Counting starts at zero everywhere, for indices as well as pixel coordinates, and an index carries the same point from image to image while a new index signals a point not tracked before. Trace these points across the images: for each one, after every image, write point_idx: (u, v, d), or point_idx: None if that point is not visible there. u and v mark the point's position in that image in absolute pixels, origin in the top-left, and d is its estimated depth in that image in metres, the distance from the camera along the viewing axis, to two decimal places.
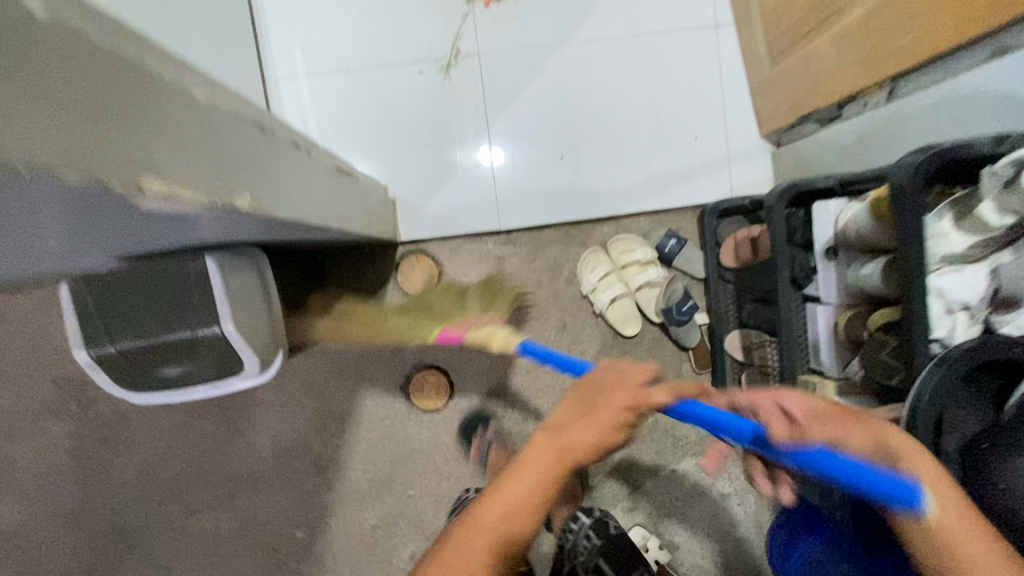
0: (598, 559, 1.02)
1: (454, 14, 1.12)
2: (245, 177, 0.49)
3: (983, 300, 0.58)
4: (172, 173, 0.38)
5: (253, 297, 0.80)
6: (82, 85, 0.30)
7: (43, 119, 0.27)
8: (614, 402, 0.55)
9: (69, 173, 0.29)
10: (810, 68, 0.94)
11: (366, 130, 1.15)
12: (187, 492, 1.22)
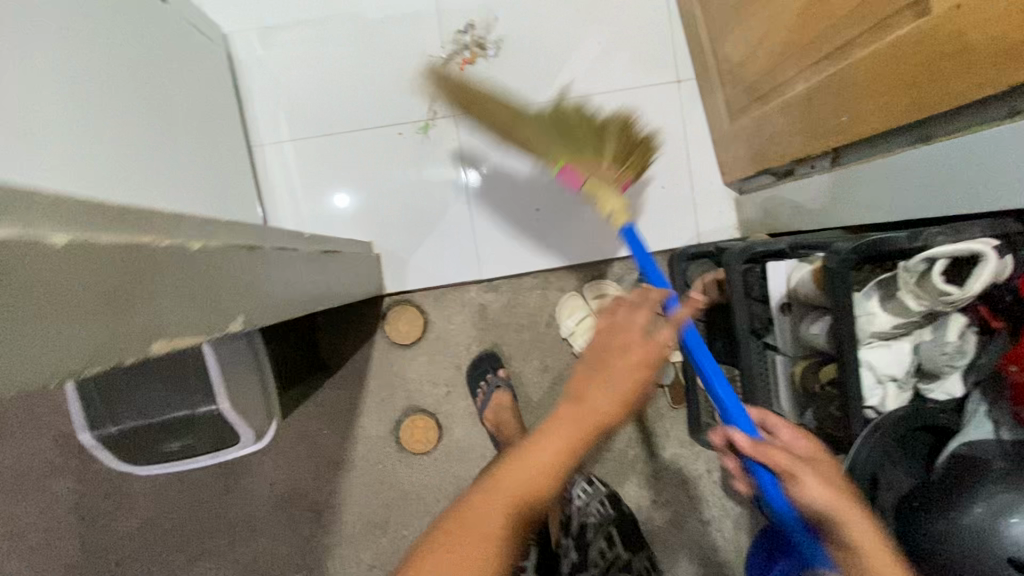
0: (611, 528, 1.15)
1: (429, 77, 1.18)
2: (241, 300, 0.55)
3: (908, 373, 0.66)
4: (176, 328, 0.44)
5: (247, 374, 0.85)
6: (97, 290, 0.36)
7: (67, 333, 0.34)
8: (627, 362, 0.63)
9: (90, 365, 0.36)
10: (763, 130, 1.00)
11: (346, 166, 1.19)
12: (188, 542, 1.25)
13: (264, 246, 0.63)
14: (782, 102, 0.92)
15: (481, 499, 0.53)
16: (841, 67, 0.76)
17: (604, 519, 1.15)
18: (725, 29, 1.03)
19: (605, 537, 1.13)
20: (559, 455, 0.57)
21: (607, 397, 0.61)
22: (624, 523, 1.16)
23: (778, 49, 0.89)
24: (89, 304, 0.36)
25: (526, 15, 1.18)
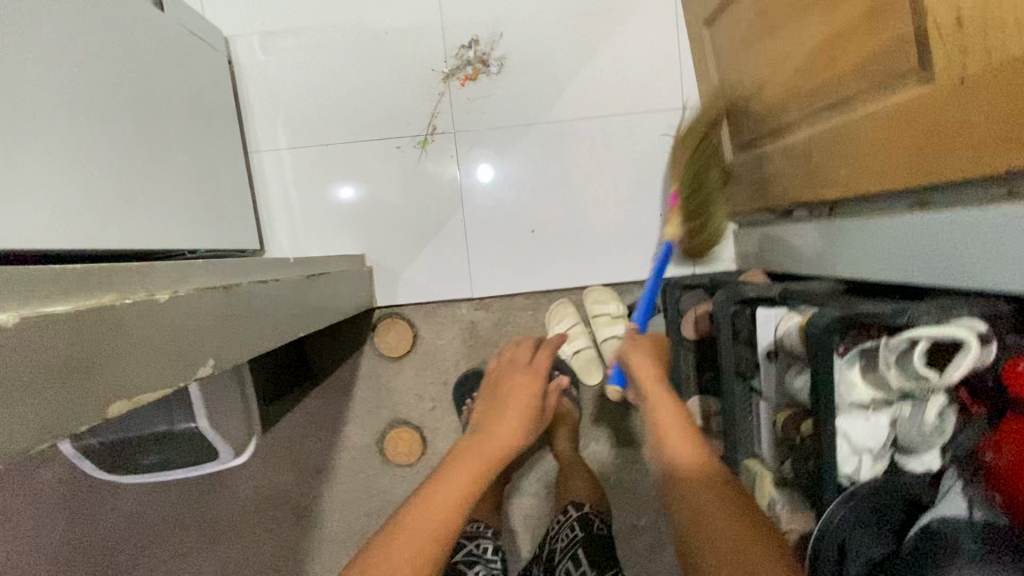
0: (577, 548, 0.94)
1: (431, 92, 1.17)
2: (213, 344, 0.55)
3: (884, 446, 0.65)
4: (136, 387, 0.43)
5: (231, 396, 0.84)
6: (49, 364, 0.36)
7: (13, 408, 0.33)
8: (518, 397, 0.78)
9: (40, 442, 0.35)
10: (764, 170, 0.98)
11: (347, 185, 1.19)
12: (172, 537, 1.28)
13: (244, 283, 0.63)
14: (782, 144, 0.90)
15: (401, 525, 0.59)
16: (843, 122, 0.75)
17: (573, 541, 0.96)
18: (733, 62, 1.01)
19: (573, 560, 0.93)
20: (467, 481, 0.64)
21: (504, 424, 0.73)
22: (591, 542, 0.95)
23: (781, 92, 0.88)
24: (39, 381, 0.35)
25: (532, 34, 1.17)
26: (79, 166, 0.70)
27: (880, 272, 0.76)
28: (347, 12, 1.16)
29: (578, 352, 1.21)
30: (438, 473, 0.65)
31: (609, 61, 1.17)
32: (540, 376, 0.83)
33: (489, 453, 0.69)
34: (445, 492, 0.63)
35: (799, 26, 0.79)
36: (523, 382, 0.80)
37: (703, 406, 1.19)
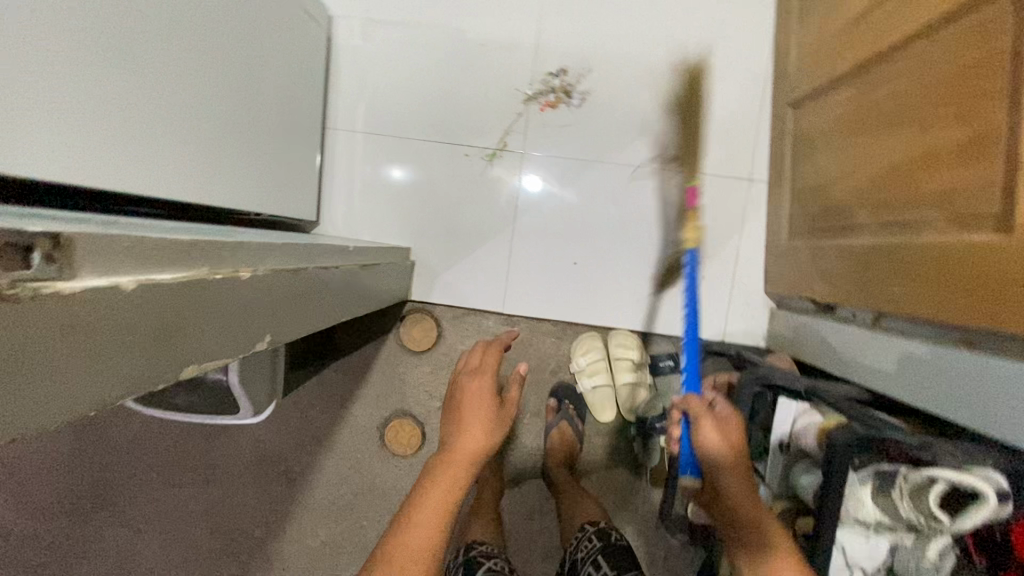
0: (597, 554, 0.95)
1: (511, 110, 1.20)
2: (272, 321, 0.58)
3: (879, 570, 0.65)
4: (207, 355, 0.47)
5: (262, 367, 0.88)
6: (148, 328, 0.39)
7: (112, 363, 0.37)
8: (470, 405, 0.80)
9: (125, 395, 0.38)
10: (817, 264, 0.99)
11: (410, 179, 1.23)
12: (169, 468, 1.34)
13: (310, 268, 0.66)
14: (841, 243, 0.91)
15: (401, 536, 0.67)
16: (909, 243, 0.76)
17: (591, 549, 0.97)
18: (810, 151, 1.02)
19: (593, 565, 0.94)
20: (442, 499, 0.70)
21: (463, 431, 0.76)
22: (611, 548, 0.96)
23: (854, 194, 0.89)
24: (137, 341, 0.38)
25: (618, 77, 1.19)
26: (186, 122, 0.75)
27: (911, 395, 0.77)
28: (449, 17, 1.20)
29: (594, 388, 1.23)
30: (416, 495, 0.71)
31: (687, 118, 1.19)
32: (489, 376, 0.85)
33: (455, 463, 0.73)
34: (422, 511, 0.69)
35: (888, 138, 0.80)
36: (474, 388, 0.83)
37: None
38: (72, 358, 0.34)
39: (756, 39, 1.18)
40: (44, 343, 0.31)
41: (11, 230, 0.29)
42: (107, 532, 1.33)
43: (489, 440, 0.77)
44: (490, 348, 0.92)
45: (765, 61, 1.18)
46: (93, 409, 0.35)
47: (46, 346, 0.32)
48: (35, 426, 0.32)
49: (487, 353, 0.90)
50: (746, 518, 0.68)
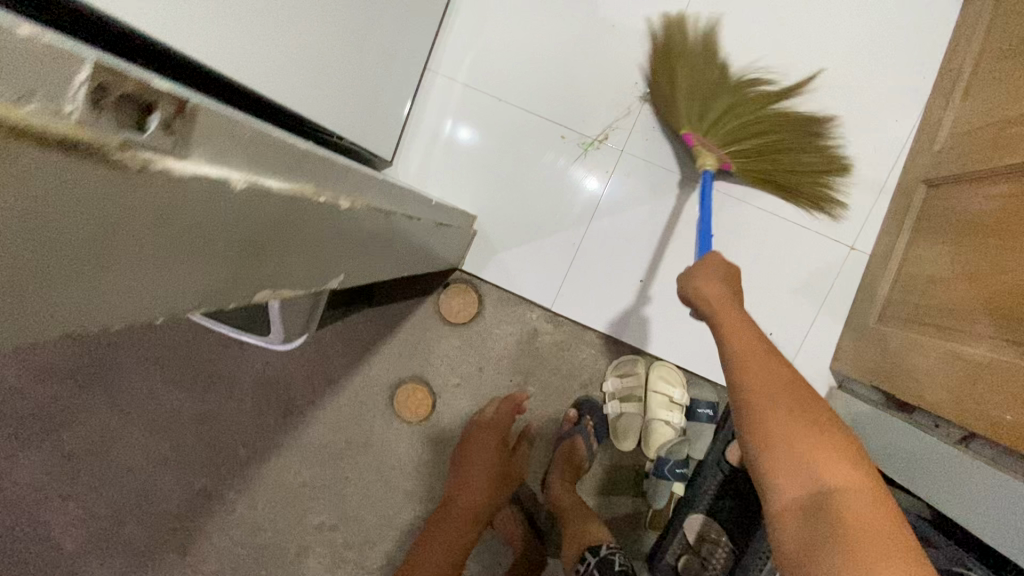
0: None
1: (622, 104, 1.12)
2: (344, 261, 0.52)
3: None
4: (282, 282, 0.42)
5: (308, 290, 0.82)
6: (238, 238, 0.33)
7: (193, 271, 0.31)
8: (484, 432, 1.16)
9: (195, 309, 0.33)
10: (907, 359, 0.90)
11: (497, 146, 1.16)
12: (174, 364, 1.31)
13: (398, 211, 0.60)
14: (944, 346, 0.83)
15: None
16: None
17: None
18: (932, 238, 0.93)
19: None
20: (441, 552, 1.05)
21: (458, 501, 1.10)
22: None
23: (976, 300, 0.80)
24: (222, 249, 0.32)
25: None
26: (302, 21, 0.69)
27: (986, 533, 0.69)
28: None
29: (622, 414, 1.18)
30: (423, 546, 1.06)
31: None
32: (497, 427, 1.15)
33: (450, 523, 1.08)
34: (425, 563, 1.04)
35: None
36: (483, 436, 1.15)
37: (703, 528, 1.15)
38: (156, 256, 0.28)
39: (903, 105, 1.08)
40: (134, 228, 0.26)
41: (137, 81, 0.22)
42: (105, 404, 1.33)
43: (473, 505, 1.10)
44: (490, 429, 1.15)
45: (905, 130, 1.08)
46: (158, 318, 0.30)
47: (133, 231, 0.26)
48: (96, 319, 0.27)
49: (484, 433, 1.14)
50: (739, 366, 0.67)
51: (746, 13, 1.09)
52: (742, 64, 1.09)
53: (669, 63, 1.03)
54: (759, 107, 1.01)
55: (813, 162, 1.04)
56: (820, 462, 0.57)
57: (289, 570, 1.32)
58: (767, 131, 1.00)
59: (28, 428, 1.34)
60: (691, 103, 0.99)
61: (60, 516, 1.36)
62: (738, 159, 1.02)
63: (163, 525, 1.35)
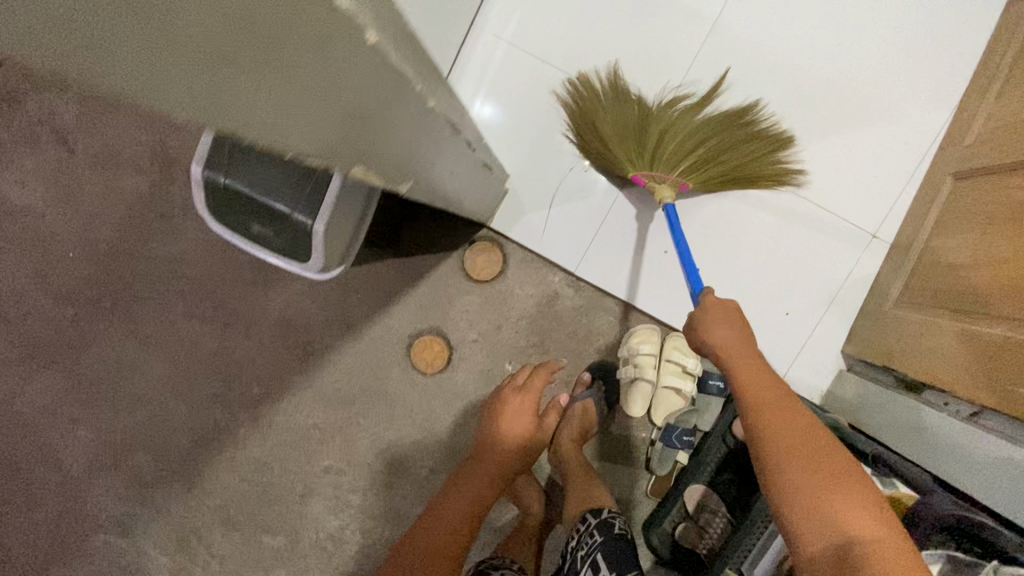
0: (597, 552, 0.94)
1: (664, 76, 1.15)
2: (397, 169, 0.54)
3: None
4: (359, 156, 0.46)
5: (353, 211, 0.86)
6: (318, 100, 0.34)
7: (302, 111, 0.35)
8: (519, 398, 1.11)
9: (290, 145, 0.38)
10: (923, 340, 0.93)
11: (537, 107, 1.18)
12: (194, 298, 1.33)
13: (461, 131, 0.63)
14: (961, 327, 0.86)
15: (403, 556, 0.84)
16: None
17: (592, 547, 0.96)
18: (954, 227, 0.96)
19: (591, 565, 0.94)
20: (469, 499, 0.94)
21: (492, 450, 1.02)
22: (611, 548, 0.94)
23: (996, 282, 0.83)
24: (307, 99, 0.34)
25: (782, 84, 1.13)
26: None
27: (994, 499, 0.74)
28: None
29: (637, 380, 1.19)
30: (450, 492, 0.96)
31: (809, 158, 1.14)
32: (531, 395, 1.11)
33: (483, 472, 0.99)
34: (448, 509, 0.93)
35: None
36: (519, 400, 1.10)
37: (703, 498, 1.19)
38: (288, 87, 0.31)
39: (939, 99, 1.11)
40: (239, 55, 0.27)
41: None
42: (124, 332, 1.35)
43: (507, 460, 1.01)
44: (525, 394, 1.11)
45: (938, 124, 1.11)
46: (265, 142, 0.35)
47: (259, 45, 0.26)
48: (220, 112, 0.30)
49: (520, 396, 1.10)
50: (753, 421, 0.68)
51: (637, 51, 1.16)
52: (655, 93, 1.15)
53: (589, 116, 1.10)
54: (685, 125, 1.05)
55: (755, 150, 1.08)
56: (841, 514, 0.58)
57: (293, 510, 1.35)
58: (704, 144, 1.05)
59: (46, 350, 1.36)
60: (624, 146, 1.05)
61: (69, 440, 1.38)
62: (693, 177, 1.06)
63: (171, 457, 1.37)
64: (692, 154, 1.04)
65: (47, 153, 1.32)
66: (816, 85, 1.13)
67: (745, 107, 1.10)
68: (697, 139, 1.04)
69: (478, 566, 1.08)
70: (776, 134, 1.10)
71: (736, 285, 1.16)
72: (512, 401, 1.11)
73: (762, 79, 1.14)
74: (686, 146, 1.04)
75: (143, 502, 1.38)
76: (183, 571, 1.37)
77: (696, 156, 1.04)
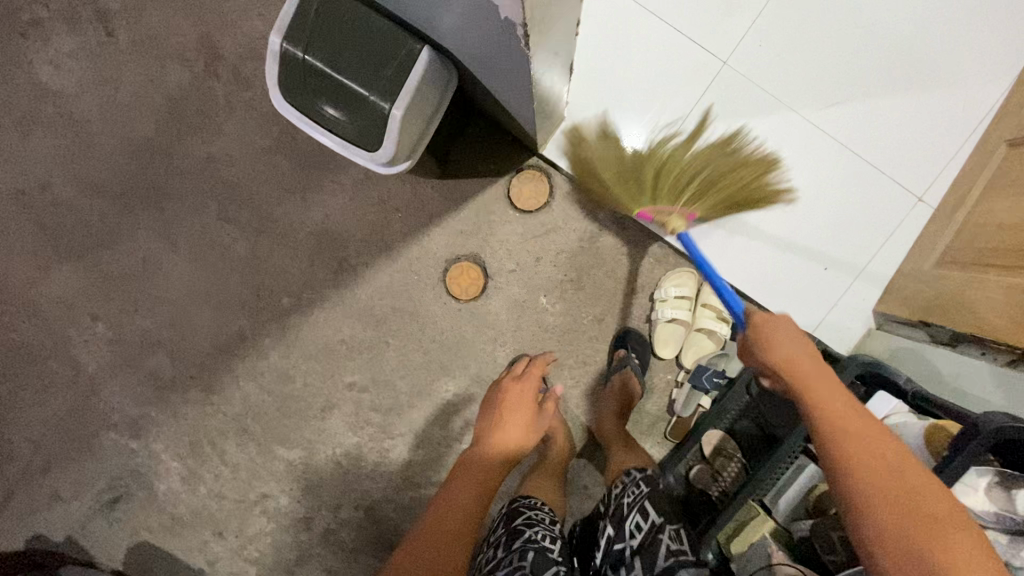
0: (644, 500, 0.95)
1: (732, 17, 1.16)
2: (539, 27, 0.57)
3: (999, 526, 0.67)
4: None
5: (428, 102, 0.86)
6: None
7: None
8: (515, 388, 1.12)
9: None
10: (965, 294, 0.95)
11: (602, 35, 1.19)
12: (229, 202, 1.31)
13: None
14: (1006, 279, 0.88)
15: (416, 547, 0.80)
16: None
17: (639, 495, 0.97)
18: (1009, 189, 0.97)
19: (639, 512, 0.94)
20: (476, 479, 0.92)
21: (500, 431, 1.03)
22: (658, 497, 0.95)
23: None
24: None
25: (849, 39, 1.15)
26: None
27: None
28: None
29: (670, 320, 1.22)
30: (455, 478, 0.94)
31: (854, 125, 1.15)
32: (529, 383, 1.13)
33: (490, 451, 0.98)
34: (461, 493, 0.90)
35: None
36: (515, 390, 1.11)
37: (720, 443, 1.20)
38: None
39: (1001, 67, 1.12)
40: None
41: None
42: (153, 229, 1.32)
43: (516, 439, 1.03)
44: (523, 381, 1.13)
45: (998, 91, 1.12)
46: None
47: None
48: None
49: (521, 383, 1.12)
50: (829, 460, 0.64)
51: None
52: (645, 134, 1.17)
53: (587, 166, 1.12)
54: (676, 161, 1.03)
55: (745, 175, 1.07)
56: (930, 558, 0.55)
57: (311, 424, 1.34)
58: (701, 175, 1.02)
59: (69, 241, 1.33)
60: (624, 188, 1.03)
61: (86, 334, 1.35)
62: (701, 208, 1.04)
63: (190, 361, 1.35)
64: (690, 183, 1.00)
65: (87, 36, 1.30)
66: (843, 70, 1.15)
67: (729, 137, 1.13)
68: (690, 169, 1.02)
69: (513, 505, 1.03)
70: (761, 158, 1.11)
71: (780, 235, 1.17)
72: (514, 389, 1.12)
73: (791, 59, 1.16)
74: (682, 174, 1.01)
75: (157, 404, 1.36)
76: (193, 477, 1.37)
77: (697, 185, 1.01)
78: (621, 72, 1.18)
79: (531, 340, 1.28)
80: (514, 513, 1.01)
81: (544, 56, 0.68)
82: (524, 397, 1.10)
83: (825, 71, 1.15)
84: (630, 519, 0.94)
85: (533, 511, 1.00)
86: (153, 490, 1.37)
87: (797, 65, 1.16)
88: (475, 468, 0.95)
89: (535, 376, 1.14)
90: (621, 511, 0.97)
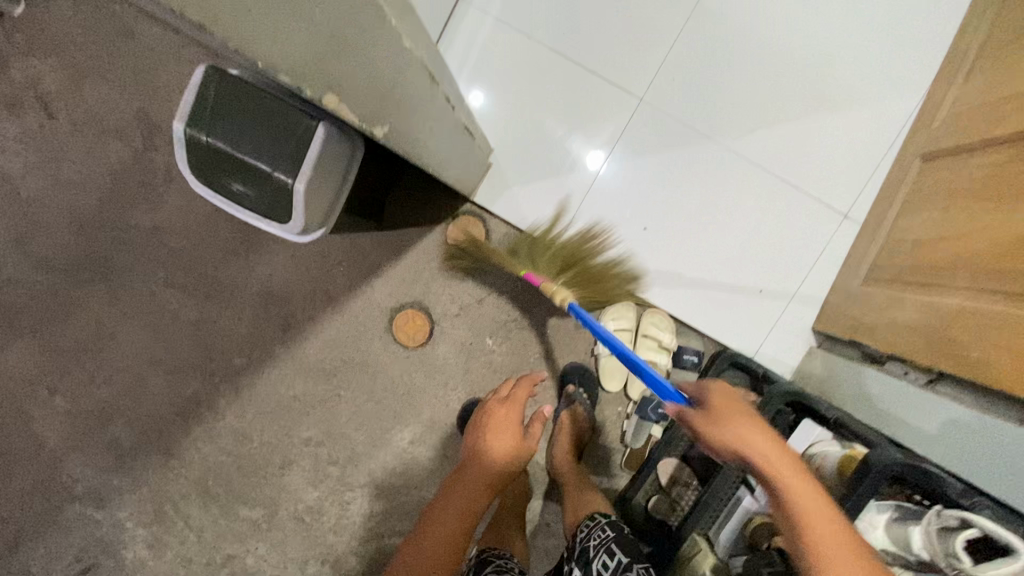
0: (611, 542, 0.92)
1: (647, 55, 1.20)
2: (400, 125, 0.61)
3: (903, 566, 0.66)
4: (360, 107, 0.50)
5: (334, 168, 0.89)
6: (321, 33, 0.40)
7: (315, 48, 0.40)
8: (505, 410, 0.99)
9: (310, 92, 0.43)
10: (886, 312, 0.96)
11: (522, 80, 1.22)
12: (177, 268, 1.33)
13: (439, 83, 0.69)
14: (921, 298, 0.89)
15: None
16: (994, 307, 0.75)
17: (605, 538, 0.94)
18: (923, 206, 0.98)
19: (606, 554, 0.91)
20: (457, 513, 0.83)
21: (482, 456, 0.90)
22: (624, 540, 0.92)
23: (954, 254, 0.85)
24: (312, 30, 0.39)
25: (759, 68, 1.17)
26: None
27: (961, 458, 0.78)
28: None
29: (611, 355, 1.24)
30: (433, 510, 0.85)
31: (772, 150, 1.17)
32: (517, 403, 1.00)
33: (468, 478, 0.88)
34: (446, 518, 0.83)
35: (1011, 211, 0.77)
36: (502, 413, 0.99)
37: (675, 471, 1.19)
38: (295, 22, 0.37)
39: (913, 82, 1.14)
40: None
41: None
42: (104, 300, 1.34)
43: (503, 465, 0.90)
44: (510, 403, 1.01)
45: (912, 105, 1.14)
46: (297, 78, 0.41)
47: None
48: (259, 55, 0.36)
49: (506, 406, 1.00)
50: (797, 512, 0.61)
51: (622, 32, 1.20)
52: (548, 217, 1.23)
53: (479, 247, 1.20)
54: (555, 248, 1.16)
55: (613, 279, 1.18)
56: None
57: (271, 482, 1.34)
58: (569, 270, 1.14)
59: (22, 317, 1.35)
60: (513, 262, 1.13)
61: (44, 408, 1.36)
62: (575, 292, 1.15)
63: (147, 427, 1.36)
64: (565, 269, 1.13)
65: (28, 119, 1.34)
66: (758, 95, 1.17)
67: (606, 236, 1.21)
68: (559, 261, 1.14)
69: (480, 556, 0.99)
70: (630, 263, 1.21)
71: (714, 265, 1.19)
72: (499, 411, 1.00)
73: (708, 91, 1.19)
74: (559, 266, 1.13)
75: (118, 473, 1.36)
76: (159, 543, 1.36)
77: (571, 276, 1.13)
78: (523, 150, 1.23)
79: (480, 382, 1.28)
80: (483, 563, 0.97)
81: (427, 142, 0.72)
82: (510, 420, 0.97)
83: (738, 103, 1.18)
84: (597, 561, 0.91)
85: (498, 561, 0.97)
86: (119, 559, 1.36)
87: (713, 95, 1.18)
88: (454, 499, 0.85)
89: (524, 393, 1.02)
90: (586, 555, 0.94)
